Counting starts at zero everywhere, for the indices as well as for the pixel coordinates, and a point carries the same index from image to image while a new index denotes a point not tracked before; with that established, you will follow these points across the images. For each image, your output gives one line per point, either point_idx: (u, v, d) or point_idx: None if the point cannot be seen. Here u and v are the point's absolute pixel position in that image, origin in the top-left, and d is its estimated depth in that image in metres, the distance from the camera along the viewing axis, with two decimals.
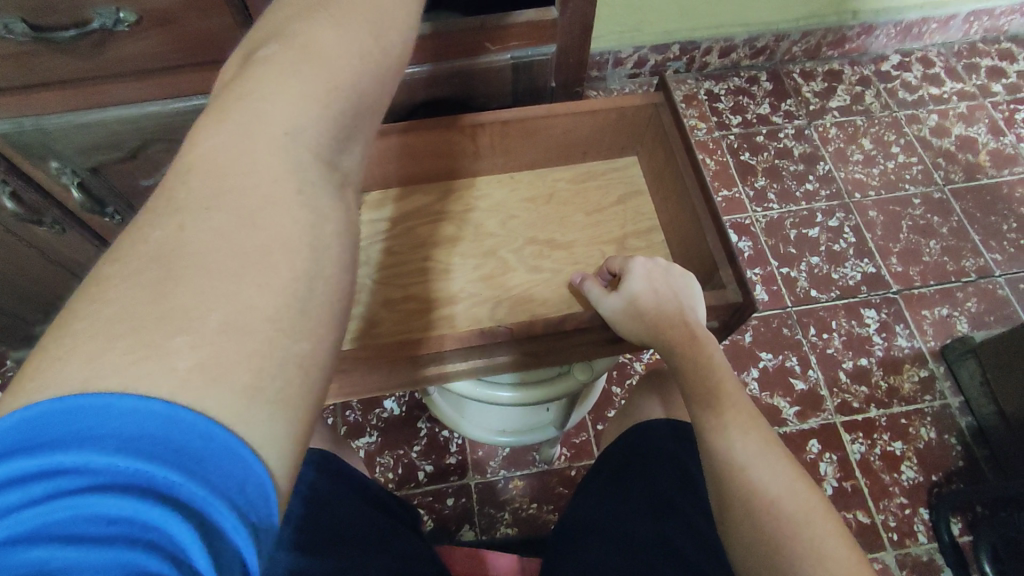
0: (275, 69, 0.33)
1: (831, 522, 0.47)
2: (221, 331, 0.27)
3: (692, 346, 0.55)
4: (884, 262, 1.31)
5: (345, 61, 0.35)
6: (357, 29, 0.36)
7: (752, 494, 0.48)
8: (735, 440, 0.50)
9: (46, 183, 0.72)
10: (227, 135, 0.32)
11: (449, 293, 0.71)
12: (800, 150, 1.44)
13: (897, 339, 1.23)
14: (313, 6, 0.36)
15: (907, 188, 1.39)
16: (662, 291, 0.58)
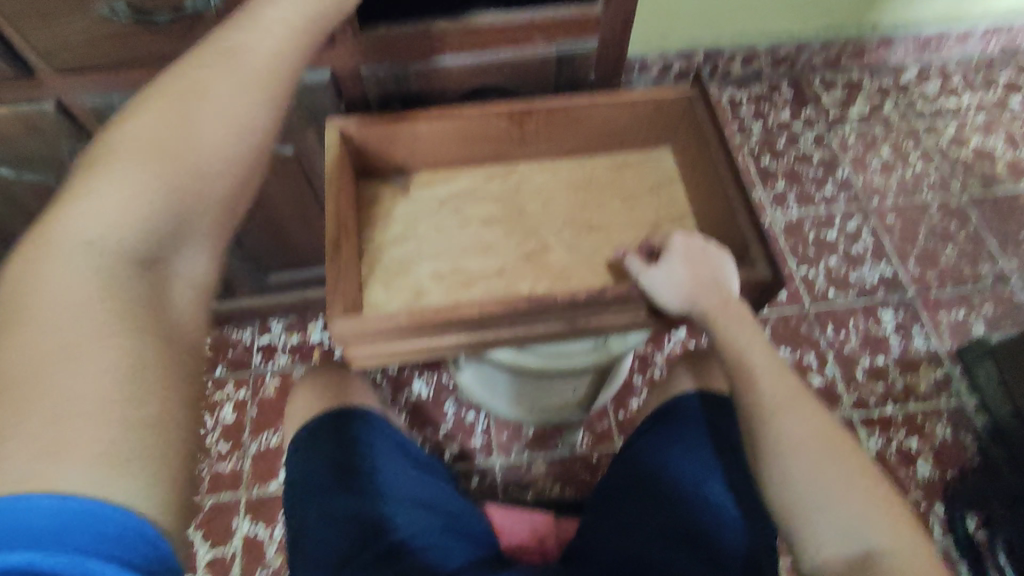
0: (71, 215, 0.42)
1: (854, 463, 0.54)
2: (55, 409, 0.36)
3: (728, 317, 0.60)
4: (901, 265, 1.34)
5: (140, 186, 0.44)
6: (146, 159, 0.45)
7: (781, 446, 0.54)
8: (772, 399, 0.56)
9: None
10: (50, 261, 0.41)
11: (492, 268, 0.75)
12: (819, 156, 1.48)
13: (914, 339, 1.26)
14: (98, 155, 0.45)
15: (925, 195, 1.42)
16: (700, 268, 0.62)
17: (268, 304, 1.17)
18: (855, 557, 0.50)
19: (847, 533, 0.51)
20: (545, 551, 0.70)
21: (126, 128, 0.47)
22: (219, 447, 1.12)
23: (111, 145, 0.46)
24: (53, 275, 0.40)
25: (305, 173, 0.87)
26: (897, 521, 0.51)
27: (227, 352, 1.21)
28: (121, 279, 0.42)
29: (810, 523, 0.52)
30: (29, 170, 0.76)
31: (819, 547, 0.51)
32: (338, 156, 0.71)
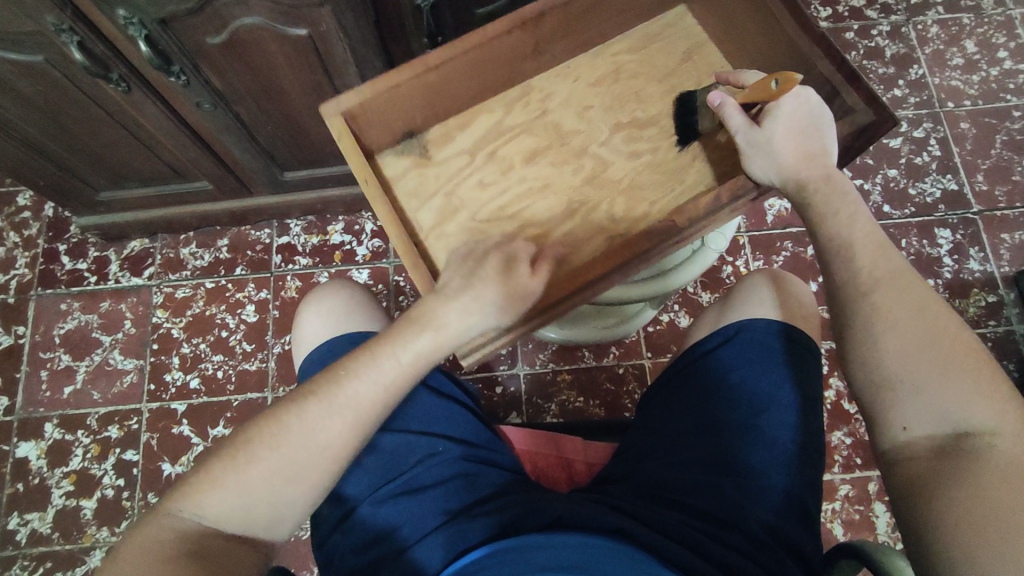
0: (255, 461, 0.50)
1: (962, 341, 0.50)
2: None
3: (829, 188, 0.57)
4: (968, 179, 1.22)
5: (312, 456, 0.51)
6: (326, 443, 0.51)
7: (876, 321, 0.52)
8: (867, 279, 0.54)
9: (112, 34, 0.69)
10: (266, 442, 0.51)
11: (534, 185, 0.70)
12: (893, 51, 1.31)
13: (969, 262, 1.17)
14: (304, 406, 0.52)
15: (1008, 99, 1.27)
16: (805, 133, 0.57)
17: (285, 202, 1.12)
18: (945, 436, 0.48)
19: (940, 413, 0.49)
20: (573, 475, 0.69)
21: (333, 391, 0.52)
22: (243, 346, 1.12)
23: (313, 405, 0.52)
24: (260, 460, 0.50)
25: (319, 59, 0.77)
26: (1001, 405, 0.48)
27: (246, 251, 1.17)
28: (306, 472, 0.51)
29: (897, 402, 0.51)
30: (16, 48, 0.68)
31: (904, 427, 0.50)
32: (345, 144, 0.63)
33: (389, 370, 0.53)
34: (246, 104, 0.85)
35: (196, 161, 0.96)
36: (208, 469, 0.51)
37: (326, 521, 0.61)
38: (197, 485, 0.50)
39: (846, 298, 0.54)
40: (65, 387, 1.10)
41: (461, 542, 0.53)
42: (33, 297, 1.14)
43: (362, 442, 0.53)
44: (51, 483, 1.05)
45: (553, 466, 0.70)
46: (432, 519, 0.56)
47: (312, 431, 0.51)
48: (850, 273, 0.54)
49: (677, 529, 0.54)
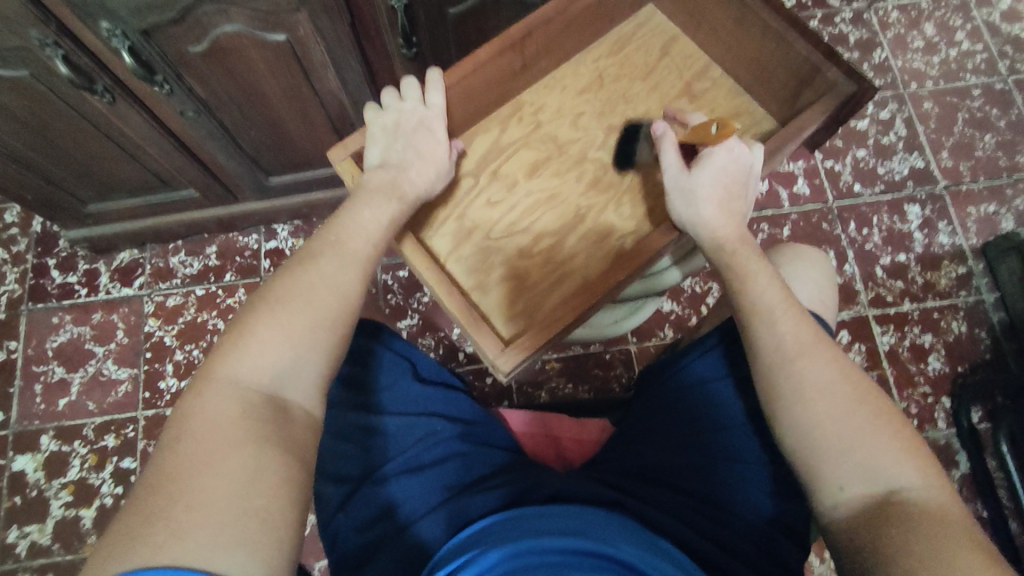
0: (235, 347, 0.53)
1: (880, 405, 0.51)
2: (185, 488, 0.44)
3: (744, 249, 0.61)
4: (934, 156, 1.26)
5: (294, 322, 0.54)
6: (302, 305, 0.55)
7: (800, 384, 0.52)
8: (791, 344, 0.54)
9: (96, 47, 0.71)
10: (247, 354, 0.52)
11: (540, 194, 0.78)
12: (856, 37, 1.35)
13: (938, 235, 1.21)
14: (266, 294, 0.56)
15: (968, 78, 1.32)
16: (726, 192, 0.62)
17: (272, 207, 1.14)
18: (877, 499, 0.48)
19: (870, 473, 0.48)
20: (562, 453, 0.73)
21: (295, 272, 0.58)
22: None
23: (276, 289, 0.56)
24: (246, 373, 0.52)
25: (300, 65, 0.79)
26: (920, 464, 0.49)
27: (235, 257, 1.19)
28: (296, 370, 0.54)
29: (829, 465, 0.50)
30: (1, 64, 0.70)
31: (841, 486, 0.49)
32: (359, 194, 0.64)
33: (347, 262, 0.59)
34: (230, 111, 0.87)
35: (182, 169, 0.98)
36: (192, 385, 0.51)
37: (330, 499, 0.61)
38: (186, 399, 0.50)
39: (772, 362, 0.54)
40: (60, 399, 1.11)
41: (463, 516, 0.56)
42: (24, 311, 1.15)
43: (339, 300, 0.57)
44: (50, 494, 1.06)
45: (541, 446, 0.73)
46: (432, 501, 0.59)
47: (289, 326, 0.54)
48: (773, 332, 0.55)
49: (670, 506, 0.58)
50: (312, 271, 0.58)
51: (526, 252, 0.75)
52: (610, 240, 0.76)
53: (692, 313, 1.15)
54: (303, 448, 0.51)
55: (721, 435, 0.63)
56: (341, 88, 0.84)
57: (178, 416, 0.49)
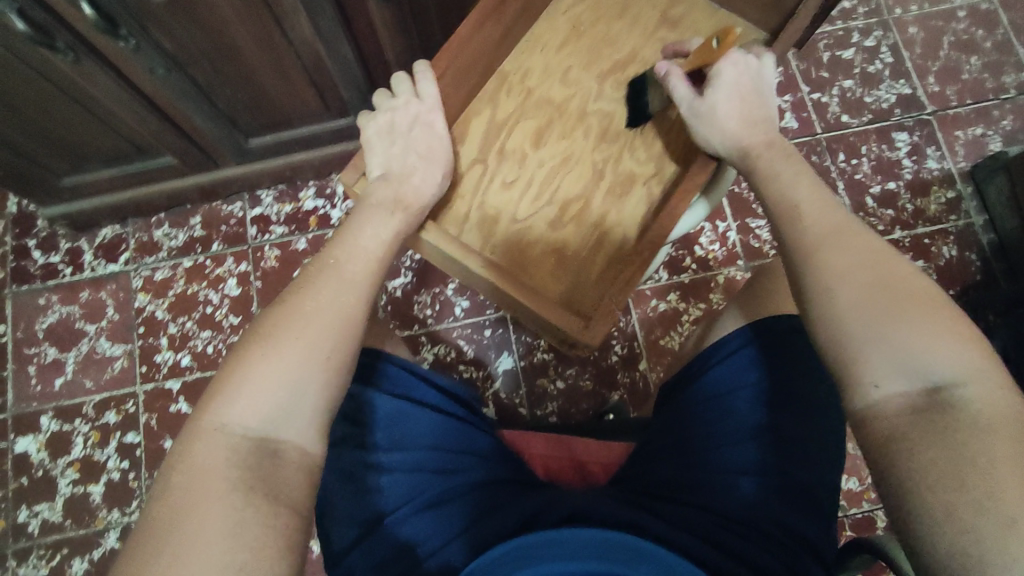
0: (231, 382, 0.49)
1: (909, 288, 0.49)
2: (167, 545, 0.42)
3: (772, 151, 0.62)
4: (920, 82, 1.25)
5: (291, 353, 0.51)
6: (303, 334, 0.52)
7: (828, 275, 0.52)
8: (818, 243, 0.54)
9: (54, 2, 0.67)
10: (239, 395, 0.49)
11: (555, 158, 0.77)
12: None
13: (927, 161, 1.21)
14: (268, 322, 0.52)
15: (952, 0, 1.30)
16: (743, 103, 0.64)
17: (253, 171, 1.12)
18: (921, 394, 0.46)
19: (905, 364, 0.47)
20: (586, 474, 0.70)
21: (297, 298, 0.54)
22: (230, 320, 1.12)
23: (279, 316, 0.53)
24: (238, 416, 0.48)
25: (270, 12, 0.76)
26: (965, 347, 0.47)
27: (221, 226, 1.16)
28: (291, 411, 0.50)
29: (865, 362, 0.48)
30: None
31: (875, 385, 0.47)
32: (366, 204, 0.62)
33: (346, 286, 0.56)
34: (202, 67, 0.84)
35: (159, 135, 0.95)
36: (189, 423, 0.49)
37: (337, 541, 0.59)
38: (180, 442, 0.48)
39: (799, 261, 0.54)
40: (55, 380, 1.10)
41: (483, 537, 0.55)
42: (9, 294, 1.13)
43: (342, 328, 0.53)
44: (56, 473, 1.05)
45: (565, 469, 0.71)
46: (459, 521, 0.57)
47: (285, 364, 0.50)
48: (795, 231, 0.55)
49: (700, 528, 0.55)
50: (309, 299, 0.54)
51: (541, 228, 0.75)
52: (631, 180, 0.76)
53: (685, 254, 1.14)
54: (295, 494, 0.48)
55: (731, 452, 0.60)
56: (316, 36, 0.81)
57: (171, 461, 0.46)
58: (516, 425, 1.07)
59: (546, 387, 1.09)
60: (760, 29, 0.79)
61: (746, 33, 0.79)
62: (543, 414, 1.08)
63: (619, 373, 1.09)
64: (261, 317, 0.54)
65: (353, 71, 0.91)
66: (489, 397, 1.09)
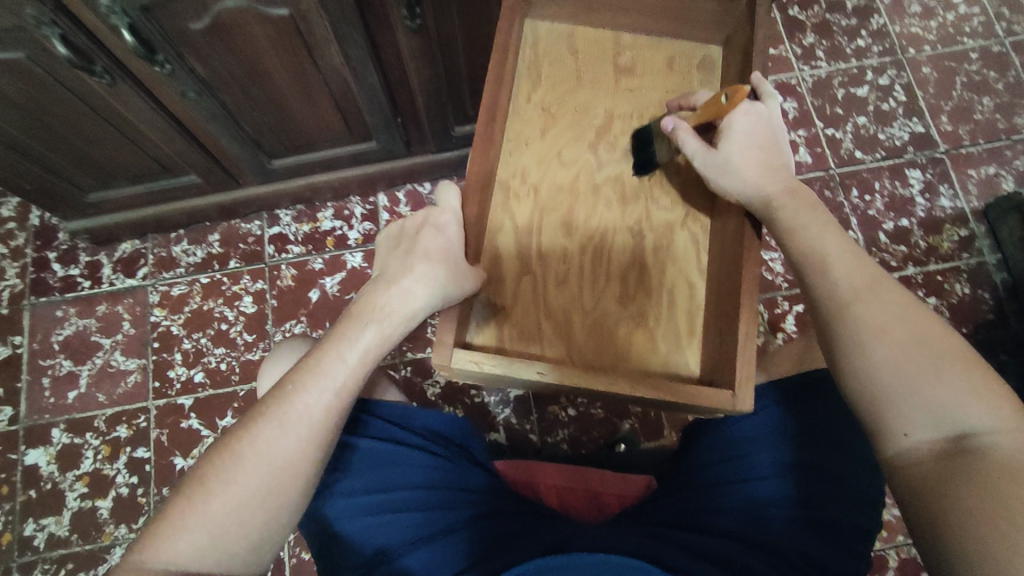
0: (178, 516, 0.50)
1: (944, 347, 0.48)
2: None
3: (796, 200, 0.58)
4: (933, 121, 1.27)
5: (231, 497, 0.50)
6: (246, 478, 0.51)
7: (859, 329, 0.51)
8: (846, 298, 0.52)
9: (95, 26, 0.69)
10: (179, 536, 0.49)
11: (591, 241, 0.70)
12: (854, 3, 1.35)
13: (940, 199, 1.22)
14: (222, 453, 0.52)
15: (965, 42, 1.32)
16: (763, 151, 0.61)
17: (274, 191, 1.13)
18: (945, 441, 0.46)
19: (939, 416, 0.47)
20: (602, 507, 0.70)
21: (254, 429, 0.53)
22: (245, 337, 1.13)
23: (236, 447, 0.52)
24: (173, 556, 0.49)
25: (302, 40, 0.78)
26: (997, 404, 0.46)
27: (239, 244, 1.18)
28: (225, 552, 0.50)
29: (896, 408, 0.48)
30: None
31: (906, 434, 0.48)
32: (349, 315, 0.59)
33: (297, 424, 0.53)
34: (232, 91, 0.86)
35: (184, 154, 0.97)
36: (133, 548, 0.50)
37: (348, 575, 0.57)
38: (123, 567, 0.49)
39: (831, 313, 0.53)
40: (69, 392, 1.10)
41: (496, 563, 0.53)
42: (27, 305, 1.14)
43: (286, 471, 0.52)
44: (64, 487, 1.05)
45: (579, 501, 0.70)
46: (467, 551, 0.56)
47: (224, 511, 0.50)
48: (824, 287, 0.54)
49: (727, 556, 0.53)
50: (261, 434, 0.52)
51: (608, 325, 0.68)
52: None
53: None
54: None
55: (755, 490, 0.59)
56: (345, 63, 0.83)
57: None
58: (526, 451, 1.08)
59: (557, 413, 1.09)
60: (708, 43, 0.76)
61: (697, 51, 0.76)
62: (554, 441, 1.08)
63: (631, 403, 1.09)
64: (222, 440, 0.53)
65: (378, 98, 0.93)
66: (500, 422, 1.09)
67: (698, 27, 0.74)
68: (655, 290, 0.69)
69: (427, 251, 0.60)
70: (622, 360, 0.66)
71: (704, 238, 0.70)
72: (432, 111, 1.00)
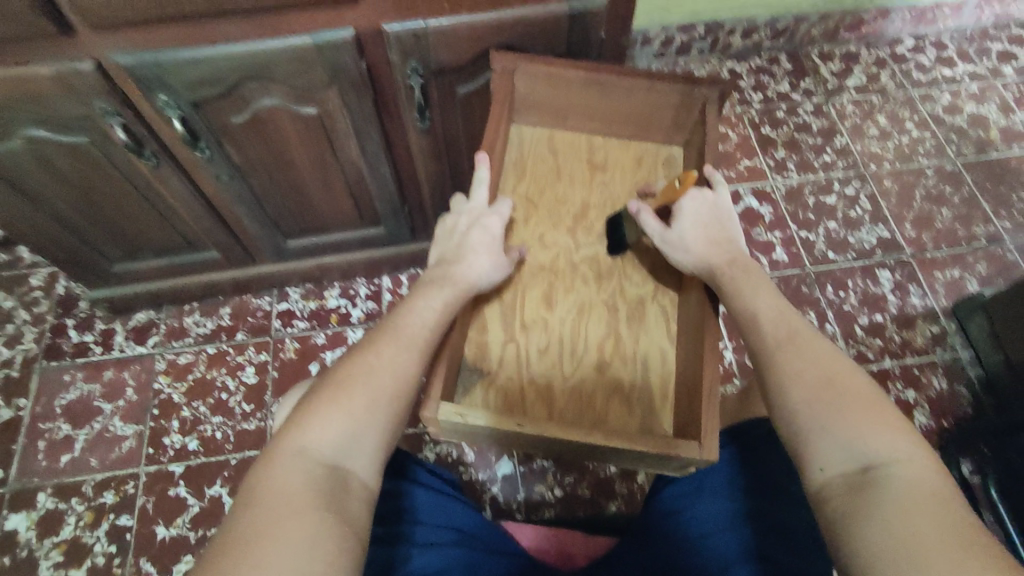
0: (307, 416, 0.54)
1: (856, 389, 0.55)
2: (247, 552, 0.46)
3: (735, 270, 0.67)
4: (898, 227, 1.38)
5: (354, 398, 0.56)
6: (366, 383, 0.57)
7: (782, 375, 0.58)
8: (774, 344, 0.61)
9: (150, 116, 0.81)
10: (316, 425, 0.54)
11: (572, 311, 0.77)
12: (818, 125, 1.52)
13: (910, 297, 1.30)
14: (341, 368, 0.58)
15: (921, 161, 1.46)
16: (709, 230, 0.70)
17: (286, 269, 1.22)
18: (855, 473, 0.51)
19: (849, 451, 0.52)
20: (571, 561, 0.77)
21: (366, 352, 0.59)
22: (243, 407, 1.16)
23: (351, 365, 0.58)
24: (314, 444, 0.53)
25: (326, 135, 0.90)
26: (901, 436, 0.53)
27: (248, 317, 1.25)
28: (356, 443, 0.54)
29: (815, 446, 0.54)
30: (66, 131, 0.81)
31: (821, 468, 0.53)
32: (418, 288, 0.66)
33: (403, 344, 0.60)
34: (259, 176, 0.97)
35: (208, 231, 1.06)
36: (266, 453, 0.53)
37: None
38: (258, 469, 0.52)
39: (767, 350, 0.61)
40: (62, 456, 1.12)
41: None
42: (38, 369, 1.19)
43: (400, 380, 0.58)
44: (41, 554, 1.04)
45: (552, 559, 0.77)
46: None
47: (352, 405, 0.55)
48: (756, 337, 0.62)
49: None
50: (375, 351, 0.59)
51: (587, 391, 0.72)
52: None
53: None
54: (356, 523, 0.51)
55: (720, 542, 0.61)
56: (361, 155, 0.95)
57: (248, 487, 0.51)
58: None
59: (544, 493, 1.09)
60: (669, 146, 0.88)
61: (660, 151, 0.88)
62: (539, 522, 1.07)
63: (617, 483, 1.10)
64: (335, 365, 0.59)
65: (388, 188, 1.04)
66: (486, 500, 1.09)
67: (657, 132, 0.87)
68: (629, 357, 0.74)
69: (478, 247, 0.70)
70: (600, 424, 0.70)
71: (673, 311, 0.77)
72: (437, 201, 1.11)
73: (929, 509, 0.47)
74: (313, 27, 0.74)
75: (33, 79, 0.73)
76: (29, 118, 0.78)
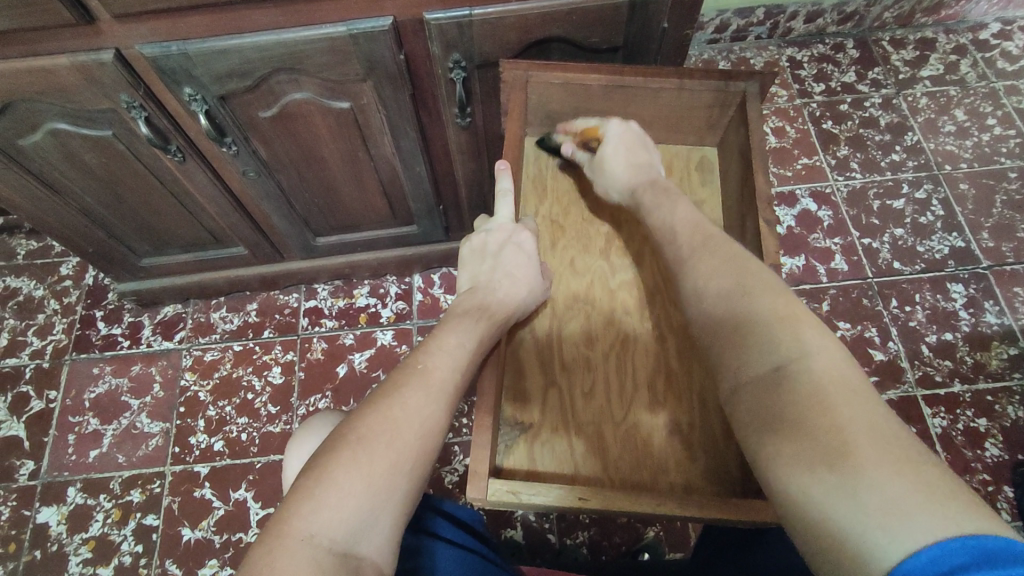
0: (319, 483, 0.47)
1: (769, 285, 0.50)
2: None
3: (653, 194, 0.64)
4: (974, 237, 1.26)
5: (376, 460, 0.48)
6: (388, 445, 0.49)
7: (693, 276, 0.54)
8: (686, 250, 0.57)
9: (175, 109, 0.76)
10: (330, 494, 0.46)
11: (615, 348, 0.67)
12: (887, 120, 1.39)
13: (985, 315, 1.19)
14: (357, 425, 0.50)
15: (1003, 162, 1.33)
16: (630, 153, 0.67)
17: (314, 266, 1.17)
18: (767, 373, 0.45)
19: (764, 353, 0.46)
20: None
21: (388, 405, 0.51)
22: (268, 408, 1.13)
23: (368, 419, 0.50)
24: (323, 528, 0.45)
25: (358, 129, 0.84)
26: (818, 332, 0.46)
27: (275, 314, 1.21)
28: (373, 518, 0.46)
29: (734, 350, 0.48)
30: (89, 124, 0.76)
31: (738, 370, 0.47)
32: (450, 320, 0.60)
33: (432, 396, 0.53)
34: (288, 173, 0.92)
35: (235, 227, 1.02)
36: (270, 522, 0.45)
37: None
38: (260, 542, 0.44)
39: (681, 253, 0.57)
40: (90, 451, 1.10)
41: None
42: (67, 361, 1.18)
43: (426, 442, 0.51)
44: (70, 550, 1.03)
45: None
46: None
47: (373, 472, 0.48)
48: (673, 249, 0.58)
49: None
50: (399, 404, 0.51)
51: (642, 435, 0.63)
52: None
53: None
54: None
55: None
56: (395, 152, 0.88)
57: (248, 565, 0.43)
58: (543, 552, 1.01)
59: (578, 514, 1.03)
60: (702, 145, 0.78)
61: (692, 153, 0.78)
62: (573, 543, 1.02)
63: None
64: (351, 416, 0.52)
65: (423, 186, 0.97)
66: (516, 517, 1.04)
67: (689, 131, 0.76)
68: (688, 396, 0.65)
69: (511, 270, 0.63)
70: (661, 476, 0.61)
71: None
72: (474, 201, 1.04)
73: (859, 406, 0.40)
74: (350, 15, 0.67)
75: (51, 70, 0.68)
76: (52, 110, 0.74)
